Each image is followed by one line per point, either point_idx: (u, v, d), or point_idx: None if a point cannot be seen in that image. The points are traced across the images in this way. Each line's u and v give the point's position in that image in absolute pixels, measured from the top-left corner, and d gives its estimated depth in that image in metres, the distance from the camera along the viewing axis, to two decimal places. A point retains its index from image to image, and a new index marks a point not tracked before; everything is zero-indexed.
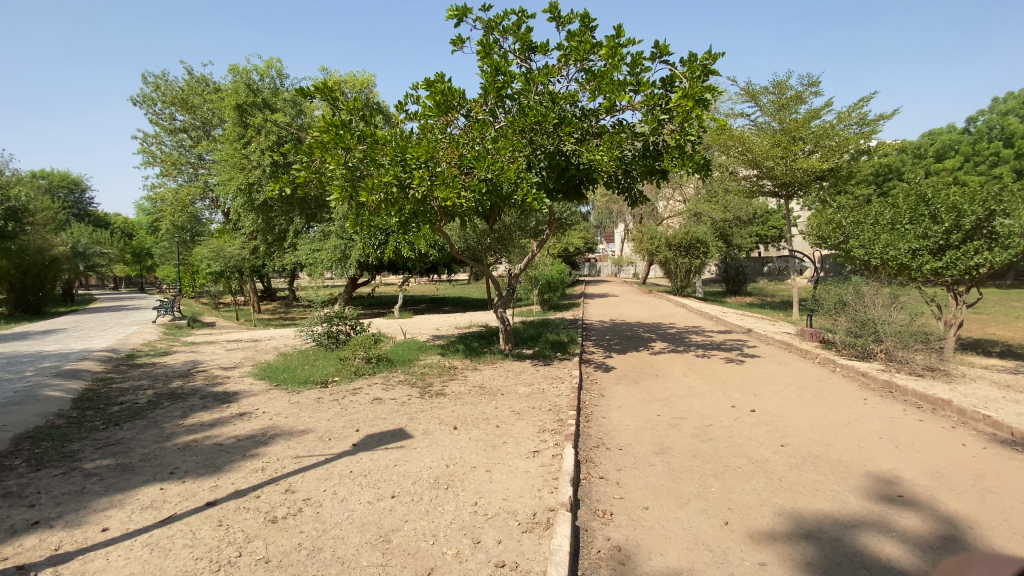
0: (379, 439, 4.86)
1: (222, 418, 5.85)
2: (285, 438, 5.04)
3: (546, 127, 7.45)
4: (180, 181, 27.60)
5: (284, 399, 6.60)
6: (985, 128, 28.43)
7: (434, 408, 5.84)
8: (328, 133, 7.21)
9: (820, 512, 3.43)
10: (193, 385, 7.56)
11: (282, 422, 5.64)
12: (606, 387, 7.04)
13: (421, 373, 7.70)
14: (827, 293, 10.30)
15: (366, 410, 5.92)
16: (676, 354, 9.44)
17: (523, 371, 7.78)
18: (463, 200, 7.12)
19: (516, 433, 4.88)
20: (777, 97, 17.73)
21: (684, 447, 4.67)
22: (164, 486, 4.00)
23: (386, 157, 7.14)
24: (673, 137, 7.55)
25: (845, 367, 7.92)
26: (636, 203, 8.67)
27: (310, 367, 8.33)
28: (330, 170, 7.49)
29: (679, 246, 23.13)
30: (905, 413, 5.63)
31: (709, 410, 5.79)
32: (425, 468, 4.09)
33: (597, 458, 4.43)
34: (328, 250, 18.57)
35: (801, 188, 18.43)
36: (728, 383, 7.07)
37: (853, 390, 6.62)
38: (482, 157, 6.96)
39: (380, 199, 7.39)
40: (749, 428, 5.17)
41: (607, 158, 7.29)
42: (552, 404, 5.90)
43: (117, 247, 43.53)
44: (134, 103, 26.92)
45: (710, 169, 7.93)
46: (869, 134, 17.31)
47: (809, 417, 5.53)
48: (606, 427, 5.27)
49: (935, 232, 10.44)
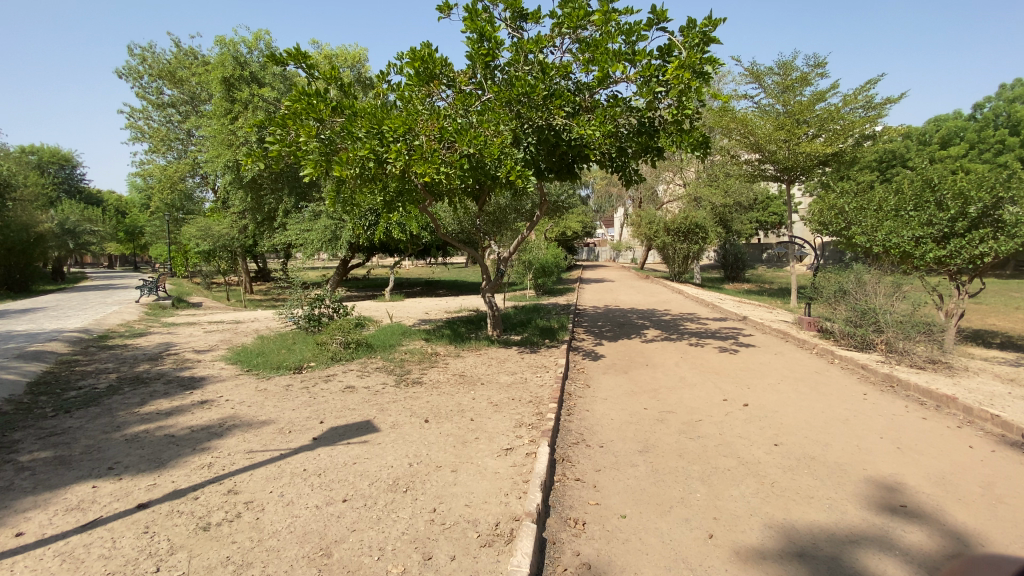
0: (343, 433, 4.51)
1: (181, 406, 5.51)
2: (242, 430, 4.70)
3: (534, 100, 6.96)
4: (170, 158, 26.97)
5: (251, 386, 6.23)
6: (992, 115, 27.85)
7: (407, 399, 5.48)
8: (299, 103, 6.78)
9: (815, 525, 3.10)
10: (160, 370, 7.20)
11: (245, 411, 5.30)
12: (594, 377, 6.69)
13: (400, 360, 7.33)
14: (826, 282, 9.93)
15: (335, 400, 5.56)
16: (669, 342, 9.10)
17: (507, 359, 7.42)
18: (443, 177, 6.68)
19: (491, 428, 4.53)
20: (782, 78, 17.06)
21: (670, 445, 4.34)
22: (98, 484, 3.68)
23: (362, 129, 6.67)
24: (670, 112, 7.07)
25: (843, 358, 7.58)
26: (630, 182, 8.20)
27: (286, 352, 7.97)
28: (305, 143, 7.05)
29: (677, 230, 22.62)
30: (907, 410, 5.29)
31: (699, 404, 5.46)
32: (385, 468, 3.73)
33: (576, 455, 4.10)
34: (318, 230, 18.12)
35: (803, 173, 18.00)
36: (721, 374, 6.72)
37: (852, 384, 6.27)
38: (464, 131, 6.53)
39: (356, 175, 6.94)
40: (741, 425, 4.83)
41: (598, 133, 6.83)
42: (534, 395, 5.55)
43: (108, 225, 42.92)
44: (120, 76, 26.11)
45: (709, 147, 7.44)
46: (875, 118, 16.77)
47: (805, 413, 5.19)
48: (589, 422, 4.92)
49: (941, 219, 10.07)
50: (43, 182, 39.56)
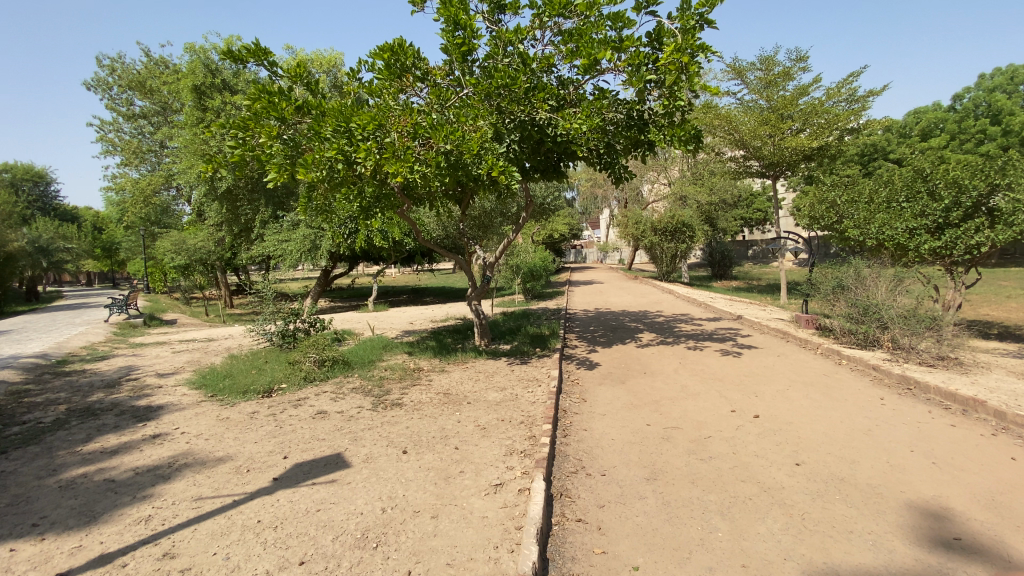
0: (309, 471, 3.96)
1: (130, 442, 4.89)
2: (195, 470, 4.12)
3: (515, 92, 6.47)
4: (143, 171, 26.09)
5: (212, 415, 5.61)
6: (971, 106, 27.98)
7: (385, 425, 4.93)
8: (259, 101, 6.22)
9: (861, 570, 2.64)
10: (116, 398, 6.53)
11: (202, 445, 4.72)
12: (589, 390, 6.17)
13: (380, 378, 6.76)
14: (824, 278, 9.55)
15: (304, 429, 4.98)
16: (665, 347, 8.65)
17: (496, 372, 6.89)
18: (418, 178, 6.15)
19: (477, 458, 3.99)
20: (764, 73, 16.80)
21: (682, 469, 3.85)
22: (14, 547, 3.09)
23: (329, 128, 6.13)
24: (661, 103, 6.62)
25: (850, 358, 7.17)
26: (620, 180, 7.78)
27: (256, 373, 7.34)
28: (267, 146, 6.49)
29: (665, 230, 22.29)
30: (932, 416, 4.87)
31: (706, 417, 4.99)
32: (353, 516, 3.19)
33: (575, 488, 3.59)
34: (297, 241, 17.42)
35: (788, 168, 17.80)
36: (725, 381, 6.26)
37: (867, 388, 5.85)
38: (439, 126, 6.02)
39: (324, 179, 6.39)
40: (756, 441, 4.36)
41: (586, 127, 6.36)
42: (525, 414, 5.03)
43: (84, 241, 41.52)
44: (87, 88, 25.21)
45: (701, 140, 7.02)
46: (859, 111, 16.59)
47: (823, 424, 4.74)
48: (588, 444, 4.42)
49: (934, 210, 9.80)
50: (12, 201, 38.14)
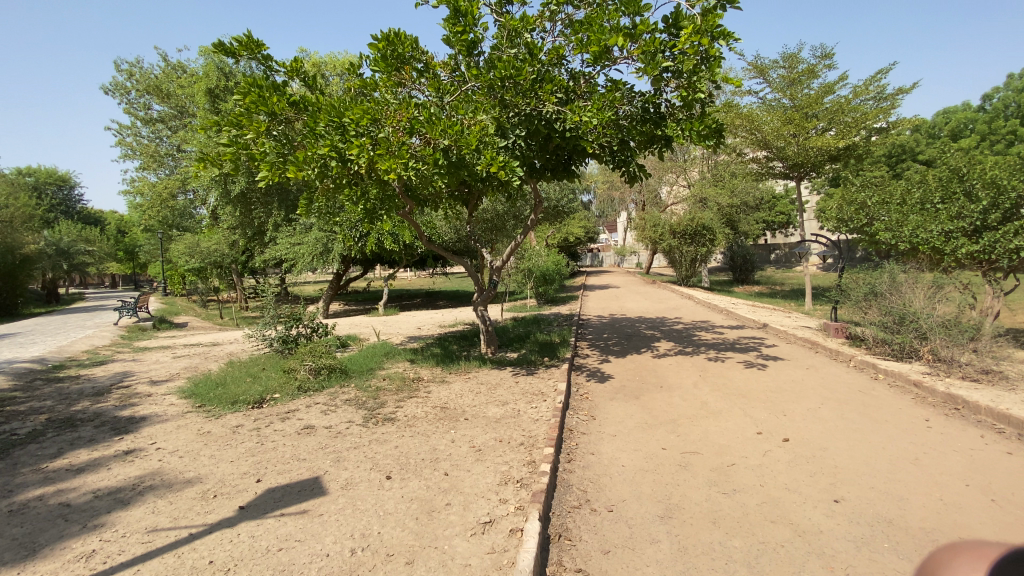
0: (280, 499, 3.55)
1: (101, 459, 4.56)
2: (159, 496, 3.75)
3: (520, 84, 6.01)
4: (161, 174, 26.24)
5: (194, 428, 5.27)
6: (1002, 106, 26.95)
7: (372, 444, 4.50)
8: (249, 95, 5.86)
9: None
10: (100, 408, 6.24)
11: (175, 463, 4.36)
12: (599, 406, 5.68)
13: (376, 389, 6.35)
14: (855, 284, 8.87)
15: (285, 447, 4.60)
16: (683, 357, 8.10)
17: (499, 384, 6.43)
18: (413, 175, 5.75)
19: (468, 487, 3.54)
20: (788, 71, 16.10)
21: (701, 505, 3.35)
22: None
23: (320, 124, 5.72)
24: (678, 93, 6.09)
25: (887, 371, 6.53)
26: (635, 180, 7.26)
27: (249, 381, 6.99)
28: (259, 144, 6.14)
29: (684, 233, 21.61)
30: (989, 443, 4.27)
31: (729, 441, 4.46)
32: (316, 559, 2.76)
33: (577, 528, 3.11)
34: (308, 244, 17.15)
35: (813, 169, 17.05)
36: (750, 398, 5.70)
37: (909, 407, 5.24)
38: (437, 119, 5.60)
39: (317, 177, 6.03)
40: (786, 470, 3.83)
41: (597, 120, 5.87)
42: (527, 434, 4.56)
43: (106, 245, 42.19)
44: (106, 92, 25.52)
45: (724, 136, 6.45)
46: (889, 109, 15.78)
47: (862, 451, 4.17)
48: (595, 471, 3.93)
49: (972, 211, 9.10)
50: (36, 205, 38.95)
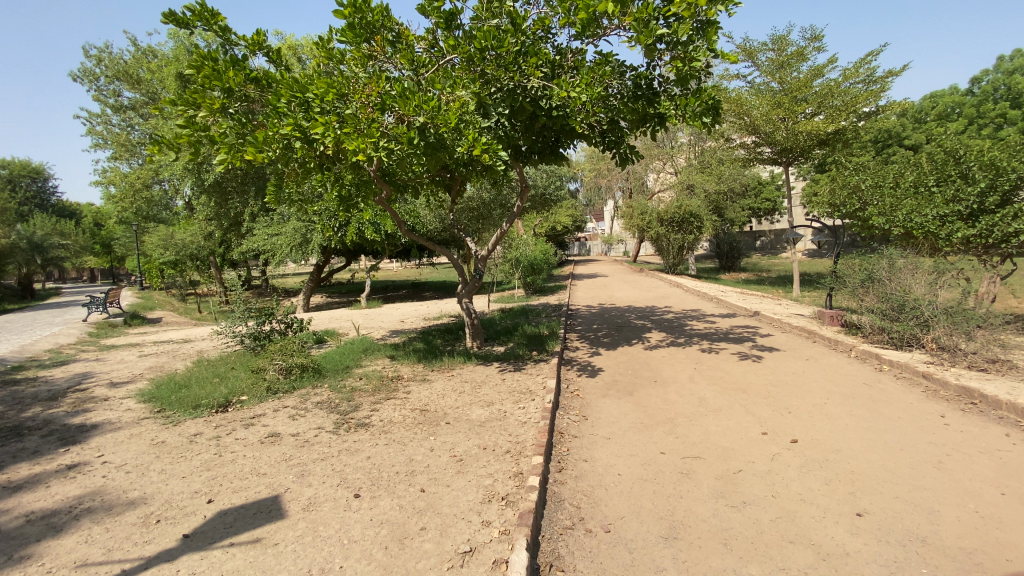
0: (233, 524, 3.10)
1: (39, 475, 4.04)
2: (97, 521, 3.25)
3: (502, 55, 5.51)
4: (134, 164, 25.15)
5: (147, 438, 4.77)
6: (989, 89, 26.87)
7: (343, 454, 4.06)
8: (200, 69, 5.28)
9: None
10: (50, 414, 5.69)
11: (122, 480, 3.87)
12: (591, 404, 5.29)
13: (351, 390, 5.90)
14: (851, 270, 8.58)
15: (247, 458, 4.13)
16: (677, 349, 7.74)
17: (484, 383, 6.00)
18: (385, 155, 5.25)
19: (446, 507, 3.12)
20: (777, 54, 15.70)
21: (709, 523, 2.98)
22: None
23: (283, 100, 5.22)
24: (674, 65, 5.63)
25: (892, 362, 6.23)
26: (627, 162, 6.83)
27: (214, 383, 6.47)
28: (216, 125, 5.58)
29: (672, 220, 21.27)
30: (1014, 442, 3.95)
31: (733, 442, 4.10)
32: None
33: (571, 556, 2.72)
34: (287, 234, 16.39)
35: (801, 155, 16.75)
36: (751, 393, 5.35)
37: (922, 403, 4.91)
38: (410, 94, 5.09)
39: (281, 160, 5.52)
40: (799, 478, 3.48)
41: (586, 95, 5.40)
42: (513, 440, 4.15)
43: (83, 237, 40.79)
44: (74, 79, 24.34)
45: (722, 113, 6.01)
46: (880, 92, 15.46)
47: (879, 453, 3.85)
48: (588, 482, 3.54)
49: (969, 194, 8.80)
50: (8, 197, 37.53)
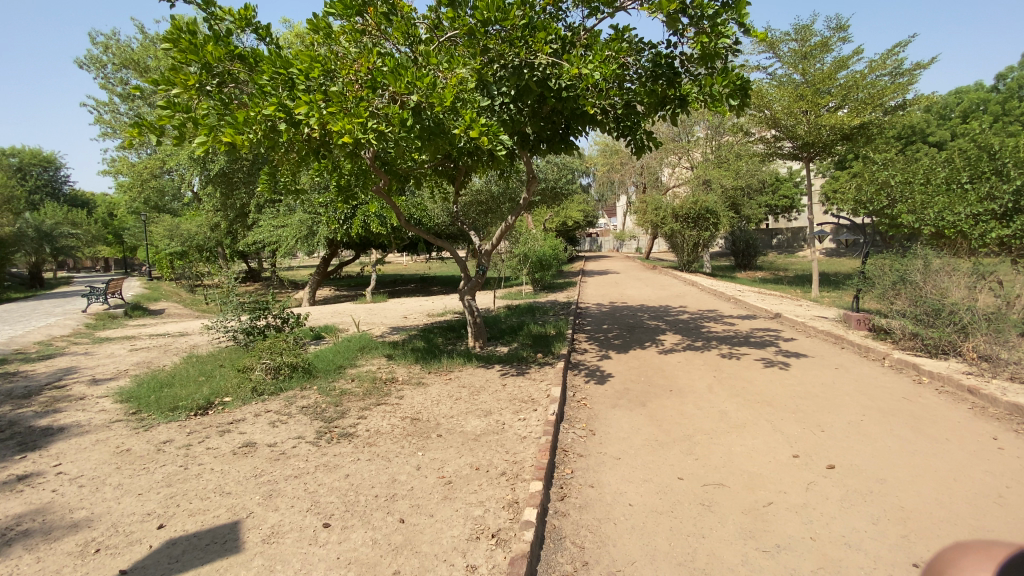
0: (179, 559, 2.66)
1: None
2: (26, 550, 2.83)
3: (507, 30, 5.06)
4: (141, 154, 24.91)
5: (113, 444, 4.37)
6: (1015, 86, 25.91)
7: (319, 471, 3.62)
8: (178, 43, 4.85)
9: None
10: (18, 415, 5.31)
11: (71, 496, 3.46)
12: (600, 416, 4.81)
13: (340, 393, 5.47)
14: (881, 271, 7.97)
15: (214, 473, 3.71)
16: (692, 353, 7.22)
17: (483, 388, 5.53)
18: (374, 137, 4.78)
19: (426, 544, 2.66)
20: (799, 45, 14.92)
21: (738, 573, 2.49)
22: None
23: (266, 78, 4.82)
24: (699, 40, 5.10)
25: (931, 373, 5.66)
26: (642, 151, 6.31)
27: (197, 383, 6.06)
28: (200, 107, 5.16)
29: (686, 216, 20.55)
30: None
31: (761, 467, 3.60)
32: None
33: None
34: (292, 226, 15.98)
35: (823, 149, 15.99)
36: (777, 407, 4.83)
37: (971, 423, 4.36)
38: (401, 68, 4.64)
39: (266, 143, 5.10)
40: (840, 515, 2.97)
41: (599, 70, 4.90)
42: (511, 460, 3.68)
43: (95, 227, 40.84)
44: (82, 66, 24.14)
45: (748, 95, 5.46)
46: (908, 84, 14.67)
47: (930, 483, 3.32)
48: (594, 514, 3.07)
49: (1004, 192, 8.11)
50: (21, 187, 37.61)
